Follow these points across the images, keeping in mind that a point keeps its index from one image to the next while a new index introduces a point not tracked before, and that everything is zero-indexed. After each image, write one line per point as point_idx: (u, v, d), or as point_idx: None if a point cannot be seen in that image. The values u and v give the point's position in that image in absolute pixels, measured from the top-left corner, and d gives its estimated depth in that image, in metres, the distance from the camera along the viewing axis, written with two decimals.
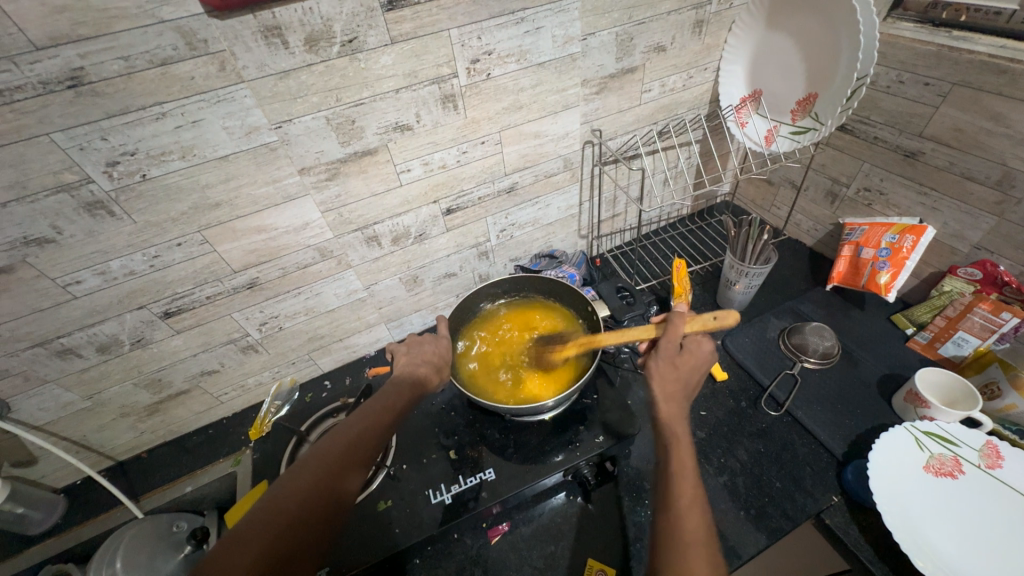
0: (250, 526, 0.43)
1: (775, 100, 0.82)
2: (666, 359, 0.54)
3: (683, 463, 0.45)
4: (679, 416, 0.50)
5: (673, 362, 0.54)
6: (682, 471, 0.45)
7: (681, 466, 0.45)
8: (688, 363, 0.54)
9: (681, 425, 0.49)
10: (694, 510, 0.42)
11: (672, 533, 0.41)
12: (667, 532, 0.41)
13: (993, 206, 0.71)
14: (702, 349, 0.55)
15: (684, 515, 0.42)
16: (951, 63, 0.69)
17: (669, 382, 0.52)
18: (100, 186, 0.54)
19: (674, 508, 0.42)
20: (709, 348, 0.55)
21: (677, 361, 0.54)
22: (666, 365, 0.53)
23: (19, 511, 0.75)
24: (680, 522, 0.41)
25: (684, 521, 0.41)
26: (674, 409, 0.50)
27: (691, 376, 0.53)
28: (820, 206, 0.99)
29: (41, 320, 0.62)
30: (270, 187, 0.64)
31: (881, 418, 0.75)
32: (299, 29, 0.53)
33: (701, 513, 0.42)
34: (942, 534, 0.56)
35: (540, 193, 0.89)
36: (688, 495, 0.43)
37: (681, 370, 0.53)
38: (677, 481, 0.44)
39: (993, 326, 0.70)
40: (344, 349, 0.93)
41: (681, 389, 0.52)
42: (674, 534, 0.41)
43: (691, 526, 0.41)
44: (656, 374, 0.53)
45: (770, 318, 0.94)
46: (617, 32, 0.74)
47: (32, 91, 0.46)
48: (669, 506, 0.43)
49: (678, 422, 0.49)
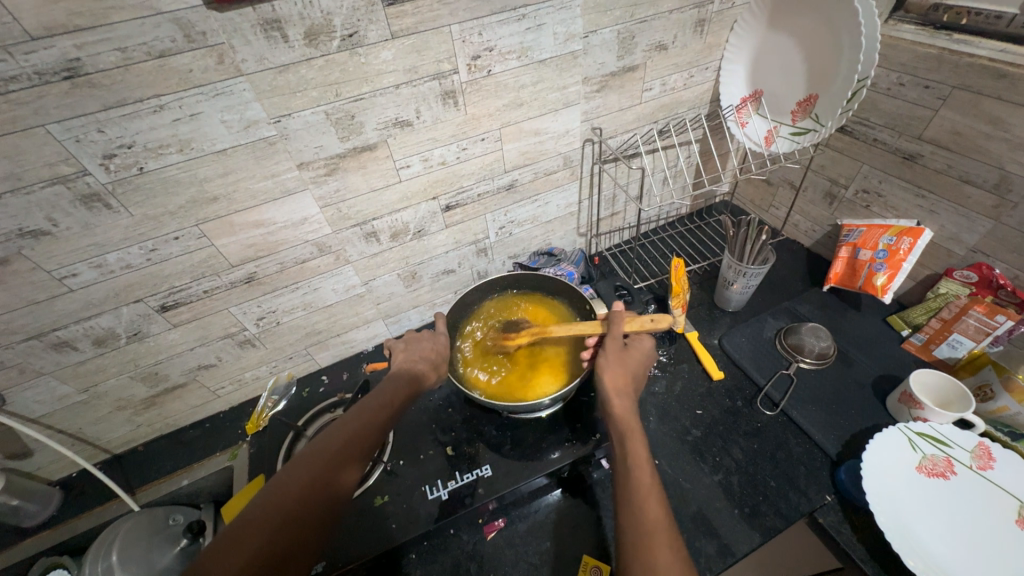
0: (248, 523, 0.43)
1: (775, 101, 0.83)
2: (615, 354, 0.59)
3: (638, 455, 0.47)
4: (630, 409, 0.53)
5: (622, 357, 0.59)
6: (639, 463, 0.46)
7: (637, 458, 0.47)
8: (633, 358, 0.60)
9: (632, 419, 0.52)
10: (653, 499, 0.43)
11: (634, 525, 0.41)
12: (630, 527, 0.42)
13: (990, 209, 0.71)
14: (644, 346, 0.62)
15: (644, 502, 0.43)
16: (951, 66, 0.69)
17: (618, 376, 0.56)
18: (96, 178, 0.54)
19: (634, 499, 0.43)
20: (649, 344, 0.63)
21: (624, 356, 0.59)
22: (615, 360, 0.58)
23: (14, 503, 0.75)
24: (641, 513, 0.42)
25: (644, 508, 0.42)
26: (625, 404, 0.53)
27: (633, 370, 0.58)
28: (819, 207, 0.99)
29: (36, 313, 0.61)
30: (269, 181, 0.63)
31: (876, 418, 0.76)
32: (299, 22, 0.53)
33: (660, 501, 0.43)
34: (934, 536, 0.57)
35: (540, 191, 0.89)
36: (646, 485, 0.44)
37: (628, 364, 0.58)
38: (635, 473, 0.45)
39: (988, 328, 0.71)
40: (341, 344, 0.93)
41: (629, 384, 0.56)
42: (635, 523, 0.41)
43: (652, 515, 0.42)
44: (608, 369, 0.57)
45: (766, 318, 0.94)
46: (618, 30, 0.73)
47: (28, 82, 0.46)
48: (629, 500, 0.43)
49: (629, 417, 0.52)
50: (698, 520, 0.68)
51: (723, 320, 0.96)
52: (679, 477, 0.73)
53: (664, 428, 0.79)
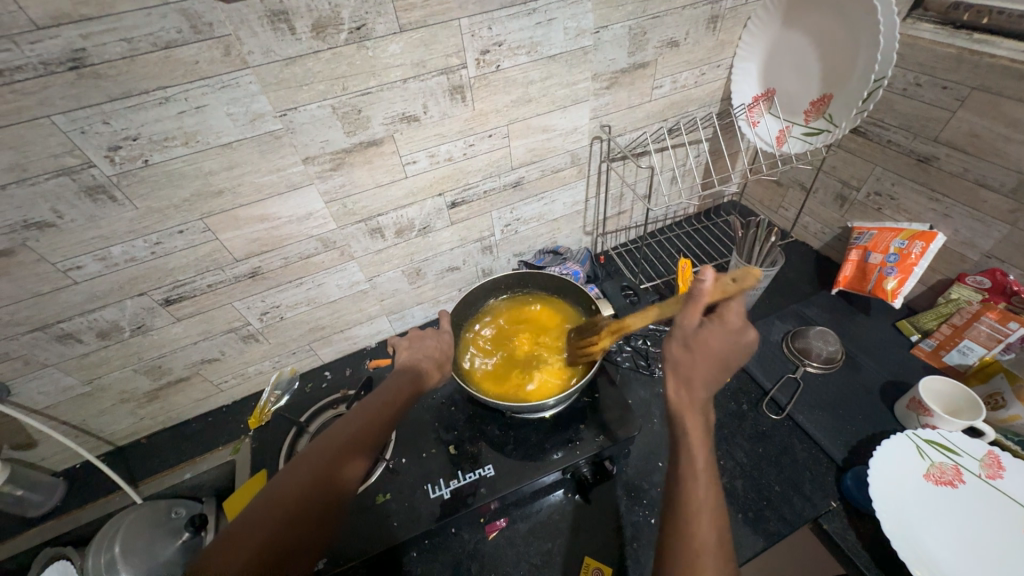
0: (250, 521, 0.43)
1: (788, 100, 0.81)
2: (680, 339, 0.47)
3: (696, 465, 0.41)
4: (694, 408, 0.44)
5: (689, 345, 0.46)
6: (694, 475, 0.41)
7: (692, 469, 0.41)
8: (710, 342, 0.46)
9: (697, 420, 0.44)
10: (704, 517, 0.39)
11: (678, 541, 0.38)
12: (674, 541, 0.38)
13: (1006, 214, 0.70)
14: (731, 325, 0.46)
15: (693, 522, 0.39)
16: (971, 66, 0.68)
17: (683, 369, 0.46)
18: (101, 170, 0.54)
19: (683, 513, 0.39)
20: (736, 325, 0.46)
21: (693, 343, 0.46)
22: (679, 348, 0.46)
23: (18, 493, 0.75)
24: (688, 529, 0.38)
25: (693, 527, 0.38)
26: (688, 399, 0.45)
27: (711, 358, 0.45)
28: (829, 208, 0.98)
29: (41, 305, 0.61)
30: (274, 176, 0.63)
31: (883, 424, 0.75)
32: (306, 14, 0.52)
33: (712, 519, 0.39)
34: (940, 545, 0.56)
35: (547, 188, 0.88)
36: (698, 501, 0.40)
37: (697, 355, 0.45)
38: (688, 486, 0.41)
39: (1000, 335, 0.69)
40: (345, 340, 0.93)
41: (701, 375, 0.45)
42: (683, 542, 0.38)
43: (701, 534, 0.38)
44: (670, 359, 0.47)
45: (774, 321, 0.93)
46: (630, 26, 0.72)
47: (33, 72, 0.45)
48: (677, 513, 0.40)
49: (694, 418, 0.44)
50: None
51: None
52: None
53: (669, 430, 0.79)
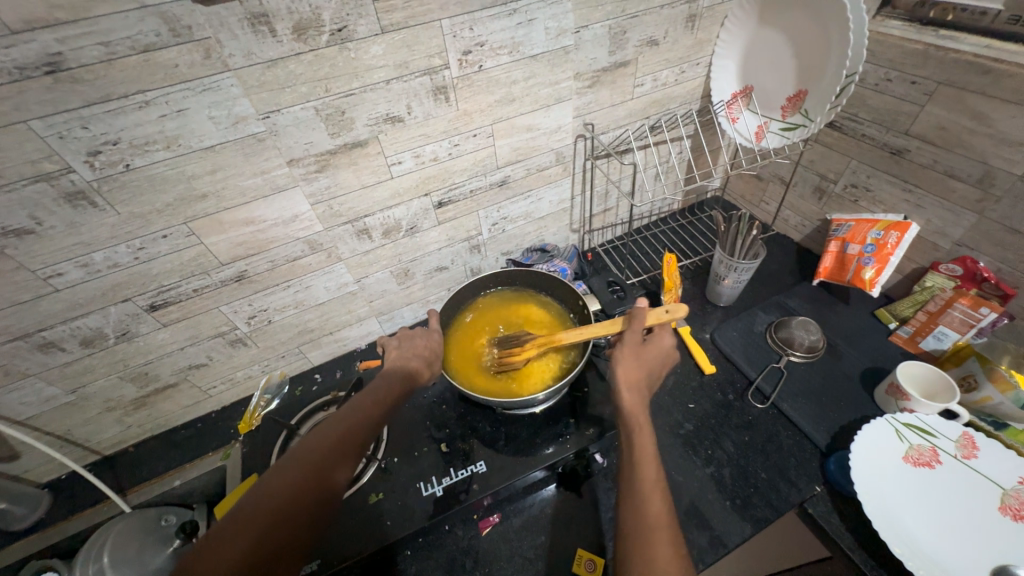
0: (237, 521, 0.43)
1: (766, 97, 0.83)
2: (630, 348, 0.56)
3: (646, 451, 0.46)
4: (640, 404, 0.51)
5: (637, 353, 0.56)
6: (646, 460, 0.46)
7: (644, 455, 0.46)
8: (650, 353, 0.56)
9: (643, 414, 0.50)
10: (657, 497, 0.43)
11: (637, 520, 0.42)
12: (632, 520, 0.42)
13: (974, 203, 0.72)
14: (665, 343, 0.58)
15: (647, 501, 0.43)
16: (937, 61, 0.70)
17: (632, 370, 0.54)
18: (81, 176, 0.53)
19: (638, 494, 0.43)
20: (670, 342, 0.58)
21: (641, 352, 0.56)
22: (629, 356, 0.55)
23: (2, 506, 0.74)
24: (644, 507, 0.42)
25: (648, 505, 0.42)
26: (636, 398, 0.51)
27: (650, 365, 0.55)
28: (808, 201, 1.00)
29: (21, 313, 0.60)
30: (259, 178, 0.63)
31: (863, 410, 0.77)
32: (287, 17, 0.52)
33: (663, 499, 0.43)
34: (920, 524, 0.58)
35: (533, 187, 0.89)
36: (652, 483, 0.44)
37: (643, 360, 0.55)
38: (643, 470, 0.45)
39: (972, 321, 0.72)
40: (334, 342, 0.93)
41: (642, 378, 0.53)
42: (640, 520, 0.42)
43: (655, 511, 0.42)
44: (620, 363, 0.54)
45: (758, 312, 0.95)
46: (610, 25, 0.73)
47: (7, 77, 0.45)
48: (633, 495, 0.43)
49: (640, 413, 0.50)
50: (691, 512, 0.68)
51: (715, 314, 0.97)
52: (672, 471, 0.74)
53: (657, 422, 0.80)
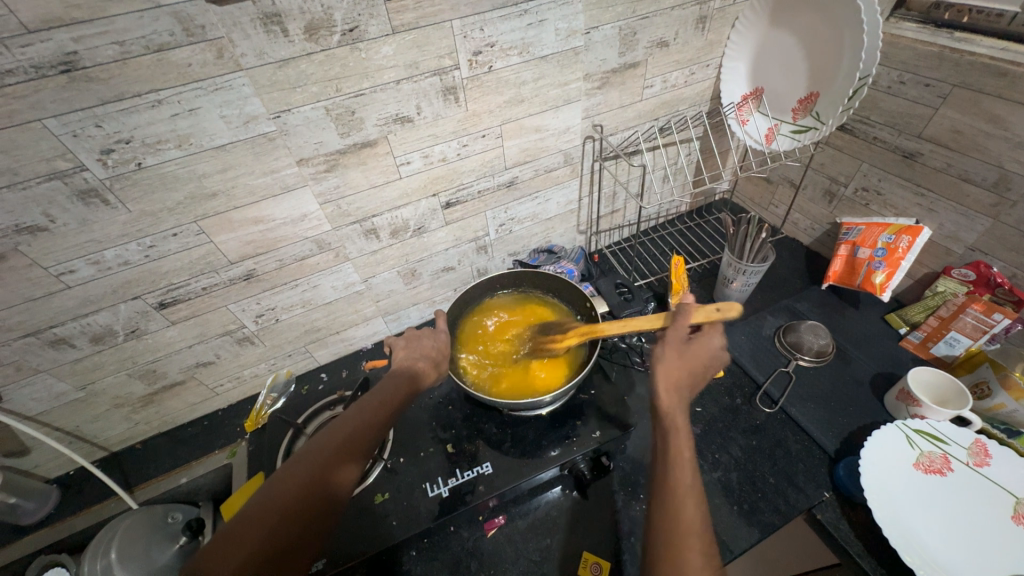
0: (247, 521, 0.43)
1: (776, 99, 0.82)
2: (674, 344, 0.53)
3: (683, 455, 0.44)
4: (680, 402, 0.48)
5: (680, 349, 0.53)
6: (681, 464, 0.43)
7: (681, 458, 0.43)
8: (697, 351, 0.52)
9: (682, 414, 0.47)
10: (690, 502, 0.40)
11: (667, 526, 0.39)
12: (661, 524, 0.39)
13: (989, 208, 0.72)
14: (713, 341, 0.53)
15: (681, 507, 0.40)
16: (952, 64, 0.69)
17: (675, 368, 0.50)
18: (94, 173, 0.53)
19: (671, 498, 0.41)
20: (720, 342, 0.53)
21: (684, 348, 0.53)
22: (672, 351, 0.52)
23: (11, 501, 0.74)
24: (677, 513, 0.40)
25: (682, 512, 0.40)
26: (676, 397, 0.48)
27: (697, 365, 0.51)
28: (818, 204, 1.00)
29: (34, 309, 0.61)
30: (268, 178, 0.63)
31: (873, 415, 0.76)
32: (299, 17, 0.52)
33: (697, 506, 0.41)
34: (930, 531, 0.57)
35: (540, 188, 0.89)
36: (685, 488, 0.41)
37: (689, 358, 0.52)
38: (677, 475, 0.42)
39: (986, 327, 0.71)
40: (341, 341, 0.93)
41: (687, 376, 0.50)
42: (669, 525, 0.39)
43: (688, 518, 0.39)
44: (662, 360, 0.51)
45: (766, 316, 0.94)
46: (620, 26, 0.73)
47: (24, 75, 0.45)
48: (665, 498, 0.41)
49: (679, 414, 0.47)
50: None
51: (723, 317, 0.96)
52: None
53: None
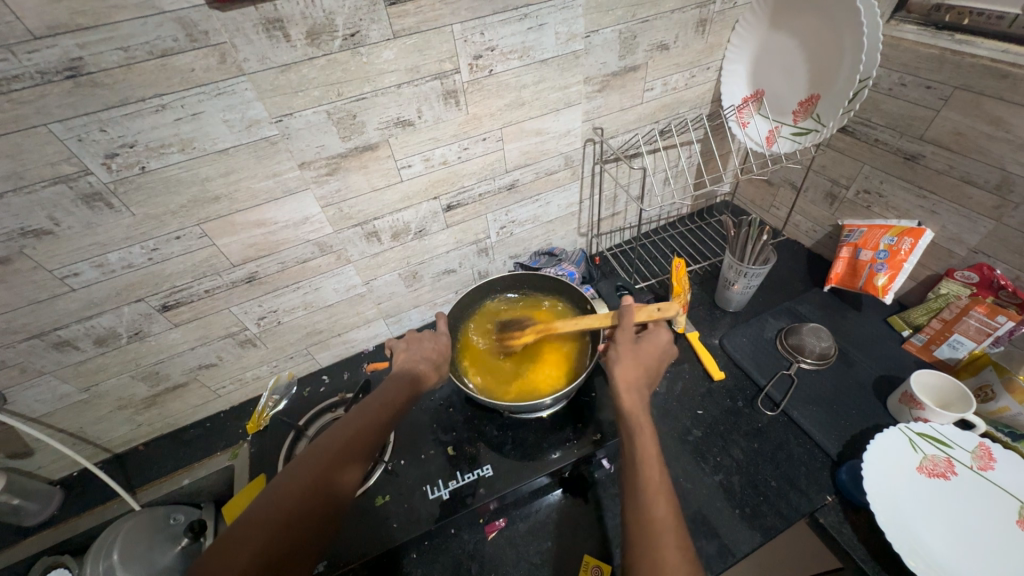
0: (249, 525, 0.43)
1: (777, 101, 0.82)
2: (626, 347, 0.56)
3: (648, 452, 0.45)
4: (640, 402, 0.50)
5: (633, 350, 0.56)
6: (647, 459, 0.44)
7: (647, 454, 0.45)
8: (648, 349, 0.56)
9: (643, 413, 0.49)
10: (661, 497, 0.41)
11: (639, 523, 0.40)
12: (635, 523, 0.40)
13: (991, 210, 0.71)
14: (661, 338, 0.58)
15: (652, 502, 0.41)
16: (953, 66, 0.69)
17: (630, 368, 0.53)
18: (98, 177, 0.54)
19: (642, 496, 0.42)
20: (667, 338, 0.58)
21: (636, 349, 0.56)
22: (626, 353, 0.55)
23: (15, 502, 0.75)
24: (648, 510, 0.41)
25: (653, 508, 0.41)
26: (635, 397, 0.50)
27: (650, 363, 0.55)
28: (820, 207, 0.99)
29: (38, 312, 0.61)
30: (270, 181, 0.63)
31: (876, 418, 0.76)
32: (301, 22, 0.53)
33: (668, 500, 0.42)
34: (933, 536, 0.57)
35: (541, 191, 0.89)
36: (655, 482, 0.42)
37: (642, 357, 0.55)
38: (644, 470, 0.43)
39: (989, 329, 0.71)
40: (343, 344, 0.93)
41: (641, 376, 0.53)
42: (642, 521, 0.40)
43: (660, 512, 0.40)
44: (619, 363, 0.54)
45: (768, 318, 0.94)
46: (620, 30, 0.73)
47: (30, 81, 0.46)
48: (636, 498, 0.42)
49: (641, 412, 0.49)
50: (699, 520, 0.68)
51: (724, 320, 0.96)
52: (680, 477, 0.73)
53: (665, 428, 0.79)
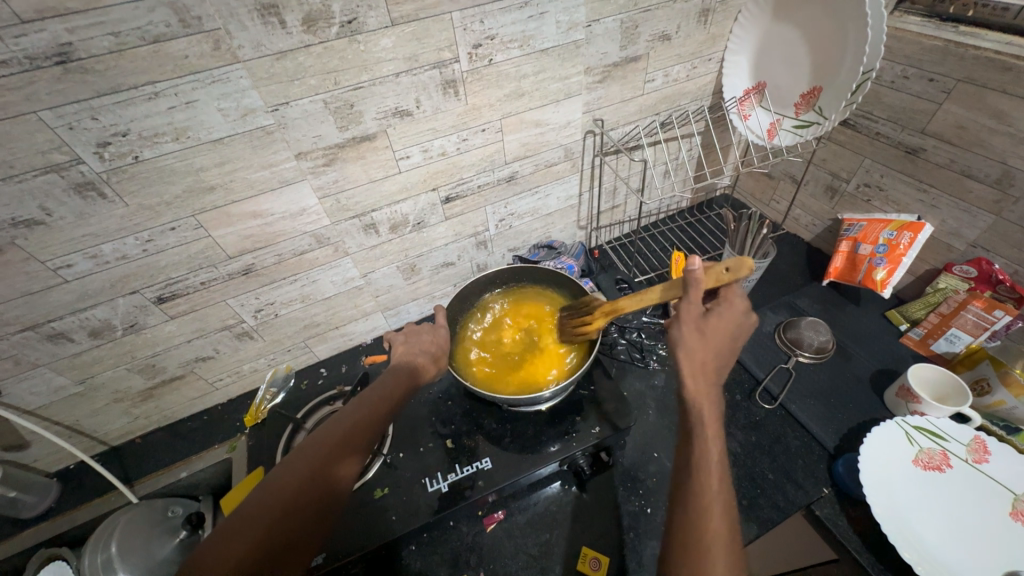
0: (247, 517, 0.43)
1: (779, 93, 0.82)
2: (694, 324, 0.47)
3: (710, 456, 0.40)
4: (708, 393, 0.44)
5: (701, 328, 0.47)
6: (707, 465, 0.39)
7: (707, 459, 0.40)
8: (717, 327, 0.47)
9: (712, 408, 0.43)
10: (717, 512, 0.37)
11: (689, 533, 0.37)
12: (684, 534, 0.37)
13: (991, 204, 0.71)
14: (734, 312, 0.49)
15: (707, 515, 0.37)
16: (957, 58, 0.69)
17: (699, 353, 0.46)
18: (90, 167, 0.53)
19: (696, 506, 0.38)
20: (741, 310, 0.49)
21: (706, 327, 0.47)
22: (693, 331, 0.47)
23: (12, 495, 0.74)
24: (702, 522, 0.37)
25: (708, 521, 0.37)
26: (703, 389, 0.44)
27: (721, 346, 0.47)
28: (820, 200, 0.99)
29: (31, 303, 0.61)
30: (266, 171, 0.62)
31: (873, 412, 0.76)
32: (297, 8, 0.51)
33: (724, 514, 0.38)
34: (927, 528, 0.57)
35: (540, 183, 0.88)
36: (713, 494, 0.38)
37: (711, 339, 0.47)
38: (703, 478, 0.39)
39: (986, 323, 0.71)
40: (340, 336, 0.93)
41: (712, 362, 0.46)
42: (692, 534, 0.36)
43: (714, 528, 0.36)
44: (684, 345, 0.46)
45: (766, 312, 0.94)
46: (622, 19, 0.72)
47: (18, 67, 0.45)
48: (689, 506, 0.38)
49: (709, 408, 0.43)
50: None
51: None
52: None
53: (664, 421, 0.80)
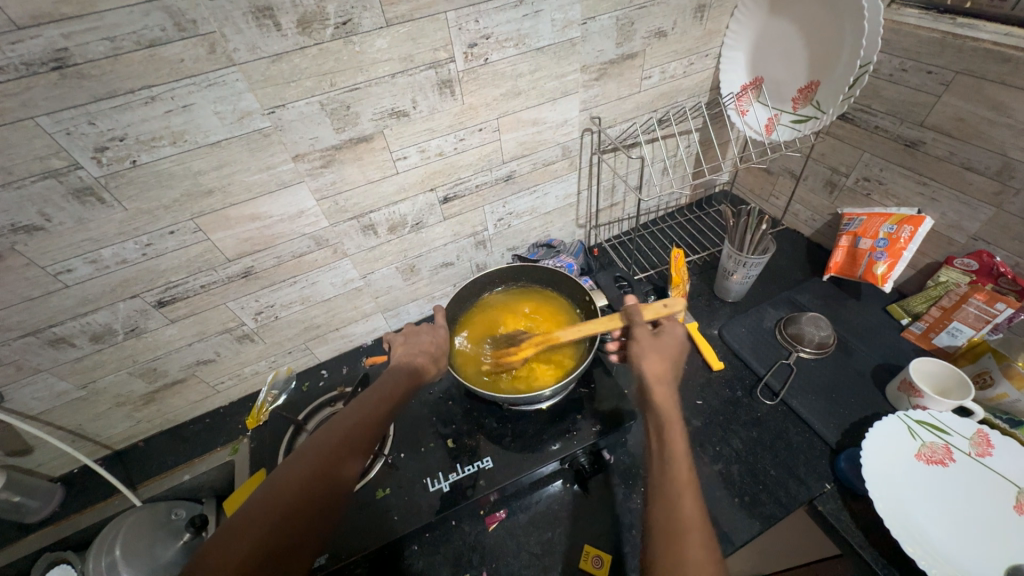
0: (250, 517, 0.43)
1: (776, 88, 0.82)
2: (647, 341, 0.56)
3: (676, 447, 0.44)
4: (669, 396, 0.50)
5: (654, 343, 0.56)
6: (676, 453, 0.44)
7: (675, 449, 0.44)
8: (668, 343, 0.56)
9: (673, 407, 0.49)
10: (689, 494, 0.41)
11: (668, 516, 0.40)
12: (662, 519, 0.40)
13: (992, 196, 0.71)
14: (677, 331, 0.58)
15: (681, 498, 0.40)
16: (954, 50, 0.68)
17: (656, 363, 0.54)
18: (89, 172, 0.53)
19: (670, 491, 0.41)
20: (683, 331, 0.58)
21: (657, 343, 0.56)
22: (647, 346, 0.56)
23: (16, 500, 0.75)
24: (676, 507, 0.40)
25: (680, 504, 0.40)
26: (664, 392, 0.50)
27: (673, 356, 0.55)
28: (819, 195, 0.99)
29: (32, 309, 0.61)
30: (264, 174, 0.62)
31: (875, 407, 0.76)
32: (291, 10, 0.52)
33: (695, 496, 0.41)
34: (931, 523, 0.57)
35: (538, 182, 0.88)
36: (684, 478, 0.42)
37: (663, 351, 0.55)
38: (673, 466, 0.43)
39: (988, 316, 0.71)
40: (341, 338, 0.93)
41: (668, 370, 0.53)
42: (670, 517, 0.40)
43: (687, 509, 0.40)
44: (642, 358, 0.54)
45: (767, 308, 0.94)
46: (617, 16, 0.72)
47: (14, 73, 0.45)
48: (665, 492, 0.41)
49: (671, 408, 0.49)
50: None
51: (723, 309, 0.96)
52: None
53: None
